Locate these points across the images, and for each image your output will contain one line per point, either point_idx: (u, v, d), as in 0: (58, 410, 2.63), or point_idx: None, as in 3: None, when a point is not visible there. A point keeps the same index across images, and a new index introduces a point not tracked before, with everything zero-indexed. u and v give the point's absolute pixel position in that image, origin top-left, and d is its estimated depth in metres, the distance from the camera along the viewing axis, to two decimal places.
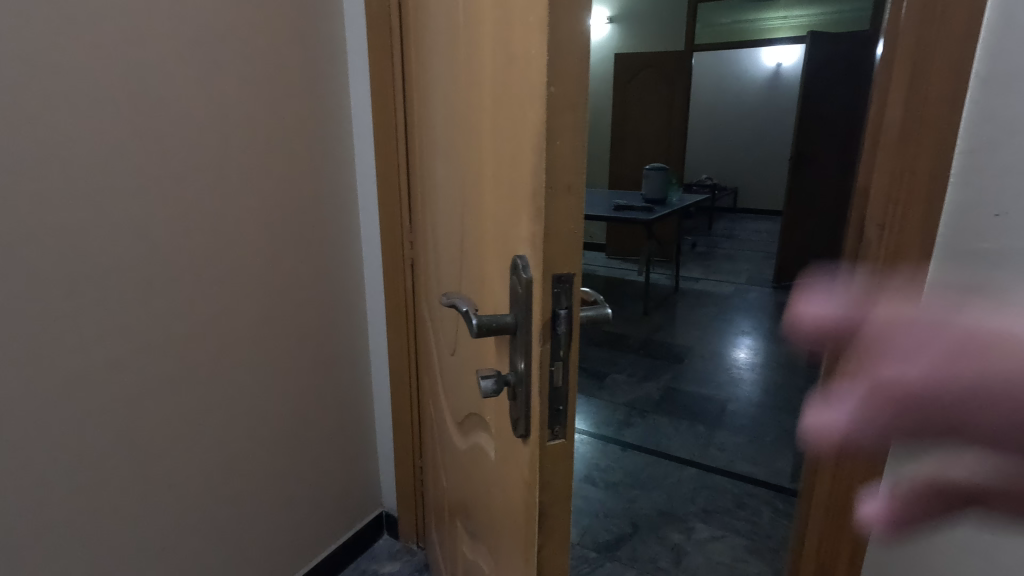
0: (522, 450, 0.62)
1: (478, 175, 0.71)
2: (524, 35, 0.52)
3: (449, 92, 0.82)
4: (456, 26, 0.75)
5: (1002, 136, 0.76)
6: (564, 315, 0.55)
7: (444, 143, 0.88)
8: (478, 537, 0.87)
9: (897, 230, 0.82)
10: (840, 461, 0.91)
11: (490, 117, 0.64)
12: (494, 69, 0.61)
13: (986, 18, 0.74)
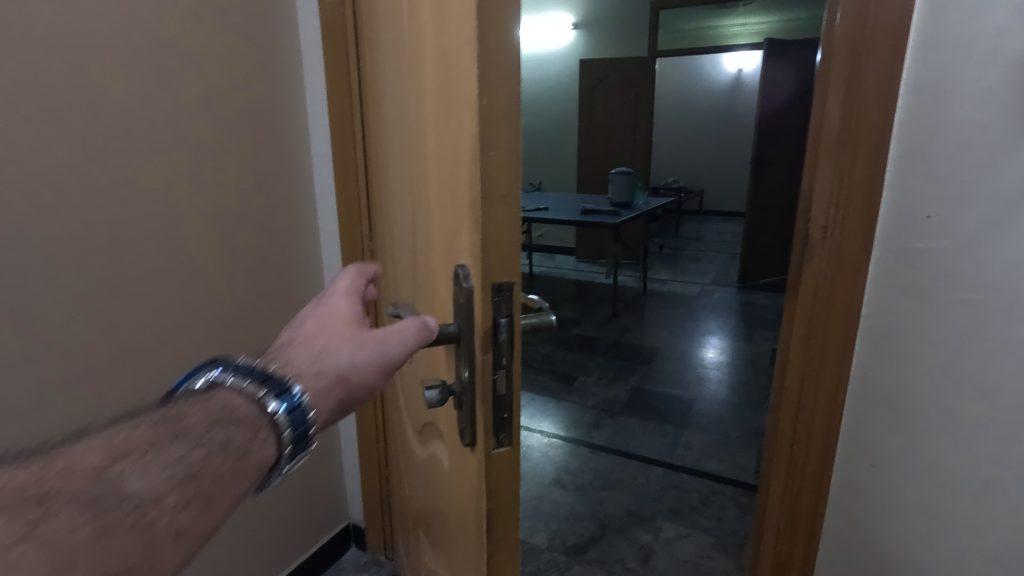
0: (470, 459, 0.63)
1: (425, 183, 0.71)
2: (457, 46, 0.53)
3: (398, 101, 0.82)
4: (403, 35, 0.75)
5: (931, 140, 0.80)
6: (505, 323, 0.57)
7: (396, 151, 0.88)
8: (438, 545, 0.87)
9: (839, 232, 0.86)
10: (795, 452, 0.97)
11: (433, 126, 0.65)
12: (434, 78, 0.62)
13: (913, 30, 0.78)
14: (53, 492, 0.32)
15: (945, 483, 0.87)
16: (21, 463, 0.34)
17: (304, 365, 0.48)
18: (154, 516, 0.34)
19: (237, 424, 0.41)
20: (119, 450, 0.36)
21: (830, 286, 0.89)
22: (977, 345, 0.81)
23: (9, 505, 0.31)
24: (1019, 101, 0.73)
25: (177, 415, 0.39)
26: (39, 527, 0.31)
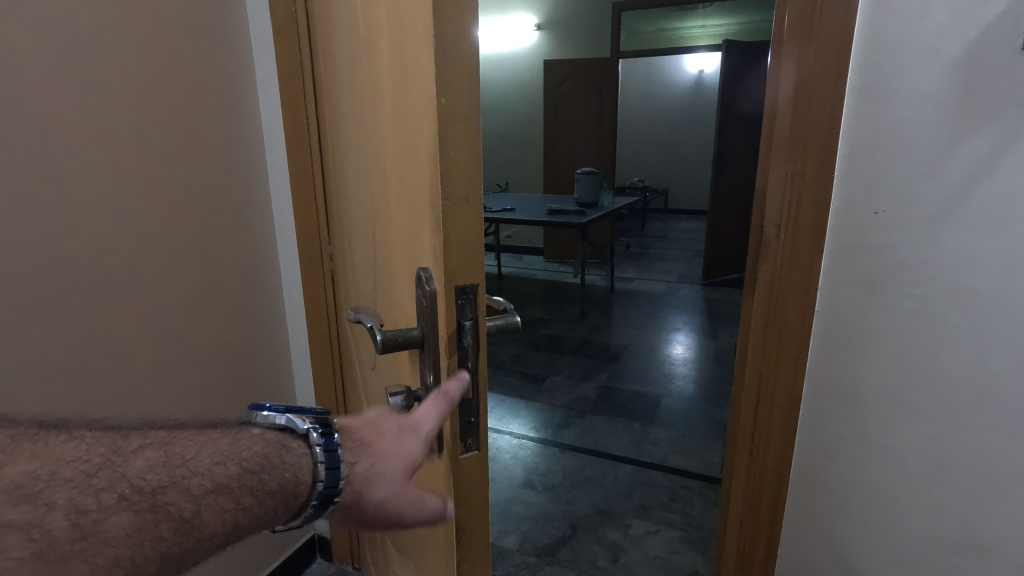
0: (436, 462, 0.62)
1: (386, 184, 0.69)
2: (415, 46, 0.52)
3: (356, 101, 0.80)
4: (357, 33, 0.73)
5: (875, 138, 0.82)
6: (469, 326, 0.56)
7: (354, 152, 0.86)
8: (406, 553, 0.86)
9: (791, 230, 0.90)
10: (754, 445, 1.01)
11: (391, 126, 0.63)
12: (391, 77, 0.60)
13: (857, 30, 0.81)
14: (164, 501, 0.38)
15: (897, 471, 0.89)
16: (159, 449, 0.40)
17: (364, 463, 0.51)
18: (202, 552, 0.39)
19: (292, 491, 0.45)
20: (219, 476, 0.41)
21: (785, 281, 0.92)
22: (920, 338, 0.83)
23: (138, 500, 0.37)
24: (952, 100, 0.75)
25: (267, 462, 0.44)
26: (145, 529, 0.36)
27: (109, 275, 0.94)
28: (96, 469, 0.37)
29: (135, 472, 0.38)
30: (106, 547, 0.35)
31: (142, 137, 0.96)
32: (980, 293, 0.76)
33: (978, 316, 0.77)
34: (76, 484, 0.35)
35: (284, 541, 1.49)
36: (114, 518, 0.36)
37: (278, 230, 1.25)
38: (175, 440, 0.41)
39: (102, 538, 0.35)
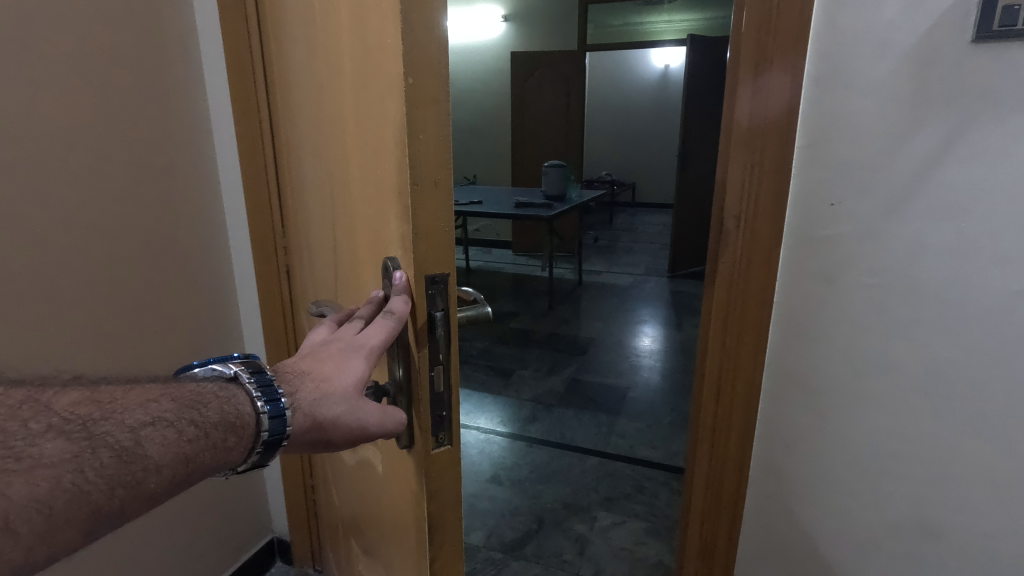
0: (407, 460, 0.60)
1: (344, 171, 0.66)
2: (376, 21, 0.50)
3: (311, 85, 0.76)
4: (312, 15, 0.70)
5: (831, 130, 0.82)
6: (441, 317, 0.54)
7: (310, 142, 0.82)
8: (371, 553, 0.84)
9: (751, 221, 0.88)
10: (715, 439, 1.00)
11: (351, 108, 0.60)
12: (350, 56, 0.57)
13: (813, 22, 0.80)
14: (100, 431, 0.36)
15: (851, 458, 0.92)
16: (84, 391, 0.38)
17: (307, 388, 0.49)
18: (152, 487, 0.37)
19: (237, 430, 0.43)
20: (156, 409, 0.39)
21: (745, 275, 0.91)
22: (876, 328, 0.85)
23: (71, 428, 0.35)
24: (907, 93, 0.76)
25: (205, 399, 0.43)
26: (82, 457, 0.35)
27: (47, 271, 0.89)
28: (20, 404, 0.35)
29: (61, 406, 0.36)
30: (42, 469, 0.33)
31: (80, 125, 0.91)
32: (935, 281, 0.79)
33: (934, 304, 0.80)
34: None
35: (241, 545, 1.45)
36: (45, 443, 0.34)
37: (229, 223, 1.20)
38: (102, 384, 0.40)
39: (37, 461, 0.33)
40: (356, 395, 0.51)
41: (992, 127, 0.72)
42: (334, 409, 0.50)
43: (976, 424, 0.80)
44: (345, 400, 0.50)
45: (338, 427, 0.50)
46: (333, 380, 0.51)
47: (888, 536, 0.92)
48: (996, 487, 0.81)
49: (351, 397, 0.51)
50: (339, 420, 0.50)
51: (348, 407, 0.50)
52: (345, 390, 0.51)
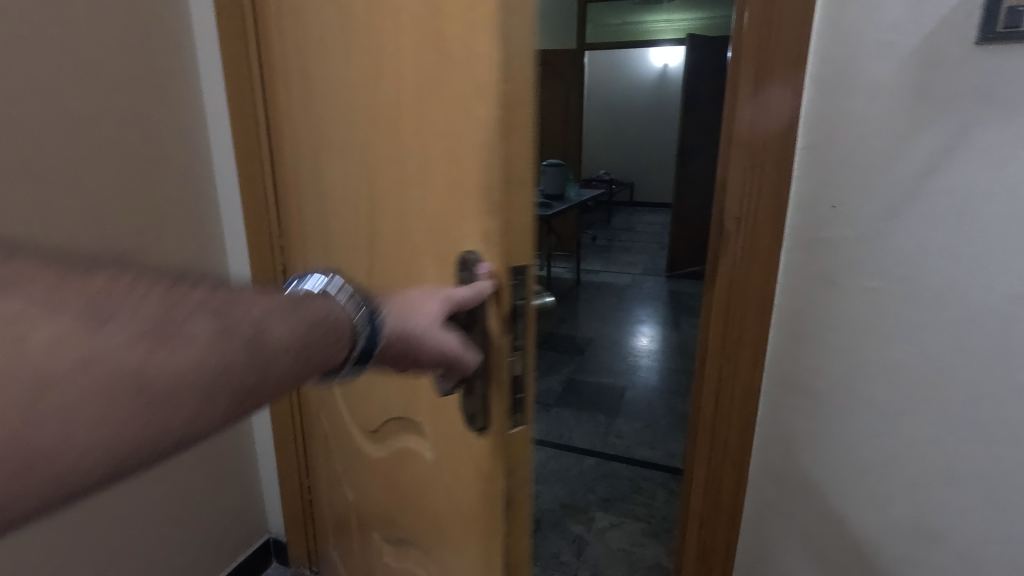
0: (476, 445, 0.59)
1: (392, 178, 0.66)
2: (465, 30, 0.50)
3: (337, 90, 0.76)
4: (344, 16, 0.69)
5: (832, 132, 0.82)
6: (524, 306, 0.53)
7: (331, 145, 0.82)
8: (408, 543, 0.84)
9: (751, 223, 0.88)
10: (714, 441, 1.00)
11: (410, 116, 0.60)
12: (417, 64, 0.57)
13: (816, 24, 0.80)
14: (238, 313, 0.40)
15: (852, 461, 0.91)
16: (220, 279, 0.43)
17: (394, 309, 0.52)
18: (279, 371, 0.42)
19: (345, 329, 0.47)
20: (280, 303, 0.44)
21: (744, 277, 0.90)
22: (876, 330, 0.84)
23: (215, 306, 0.40)
24: (908, 96, 0.75)
25: (313, 302, 0.47)
26: (226, 333, 0.39)
27: None
28: (173, 280, 0.39)
29: (206, 286, 0.41)
30: (195, 341, 0.37)
31: (74, 121, 0.90)
32: (935, 285, 0.78)
33: (932, 308, 0.79)
34: (160, 286, 0.38)
35: (238, 545, 1.45)
36: (196, 319, 0.38)
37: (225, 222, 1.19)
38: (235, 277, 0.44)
39: (189, 335, 0.37)
40: (440, 321, 0.52)
41: (991, 133, 0.71)
42: (418, 329, 0.51)
43: (978, 428, 0.80)
44: (428, 323, 0.51)
45: (422, 346, 0.51)
46: (419, 304, 0.52)
47: (889, 541, 0.91)
48: (999, 493, 0.80)
49: (435, 320, 0.51)
50: (422, 342, 0.51)
51: (428, 330, 0.51)
52: (429, 314, 0.52)
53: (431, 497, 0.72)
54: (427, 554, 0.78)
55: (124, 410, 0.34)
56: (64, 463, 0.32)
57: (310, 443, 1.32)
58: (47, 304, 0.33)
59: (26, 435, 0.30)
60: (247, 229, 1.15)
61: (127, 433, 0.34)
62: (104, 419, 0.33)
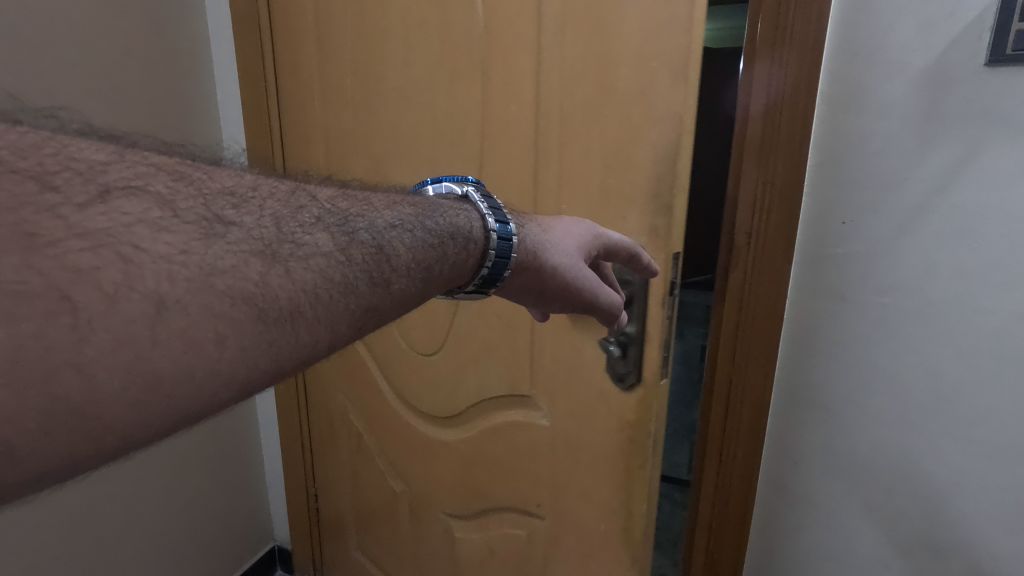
0: (629, 398, 0.88)
1: (525, 182, 0.93)
2: (646, 79, 0.78)
3: (442, 119, 1.01)
4: (479, 59, 0.94)
5: (844, 148, 0.82)
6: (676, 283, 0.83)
7: (417, 158, 1.06)
8: (502, 503, 1.10)
9: (762, 237, 0.87)
10: (722, 455, 0.98)
11: (559, 139, 0.88)
12: (585, 98, 0.84)
13: (828, 42, 0.80)
14: (359, 228, 0.47)
15: (858, 477, 0.91)
16: (338, 196, 0.50)
17: (543, 236, 0.69)
18: (397, 281, 0.49)
19: (465, 243, 0.58)
20: (394, 217, 0.51)
21: (755, 290, 0.89)
22: (887, 346, 0.84)
23: (334, 224, 0.46)
24: (920, 114, 0.76)
25: (432, 214, 0.56)
26: (349, 246, 0.46)
27: None
28: (296, 197, 0.46)
29: (326, 203, 0.47)
30: (317, 254, 0.43)
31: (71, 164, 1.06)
32: (947, 301, 0.79)
33: (943, 325, 0.80)
34: (280, 203, 0.44)
35: (242, 552, 1.53)
36: (317, 234, 0.44)
37: None
38: (350, 195, 0.51)
39: (316, 247, 0.43)
40: (579, 255, 0.72)
41: (1001, 149, 0.71)
42: (570, 254, 0.71)
43: (982, 445, 0.80)
44: (573, 253, 0.71)
45: (572, 267, 0.70)
46: (563, 239, 0.72)
47: (893, 557, 0.91)
48: (999, 509, 0.81)
49: (577, 252, 0.72)
50: (572, 266, 0.70)
51: (570, 258, 0.71)
52: (571, 246, 0.72)
53: (550, 470, 1.01)
54: (536, 514, 1.06)
55: (257, 321, 0.39)
56: (191, 384, 0.36)
57: (319, 447, 1.43)
58: (161, 223, 0.37)
59: (145, 359, 0.34)
60: None
61: (254, 348, 0.39)
62: (225, 339, 0.37)
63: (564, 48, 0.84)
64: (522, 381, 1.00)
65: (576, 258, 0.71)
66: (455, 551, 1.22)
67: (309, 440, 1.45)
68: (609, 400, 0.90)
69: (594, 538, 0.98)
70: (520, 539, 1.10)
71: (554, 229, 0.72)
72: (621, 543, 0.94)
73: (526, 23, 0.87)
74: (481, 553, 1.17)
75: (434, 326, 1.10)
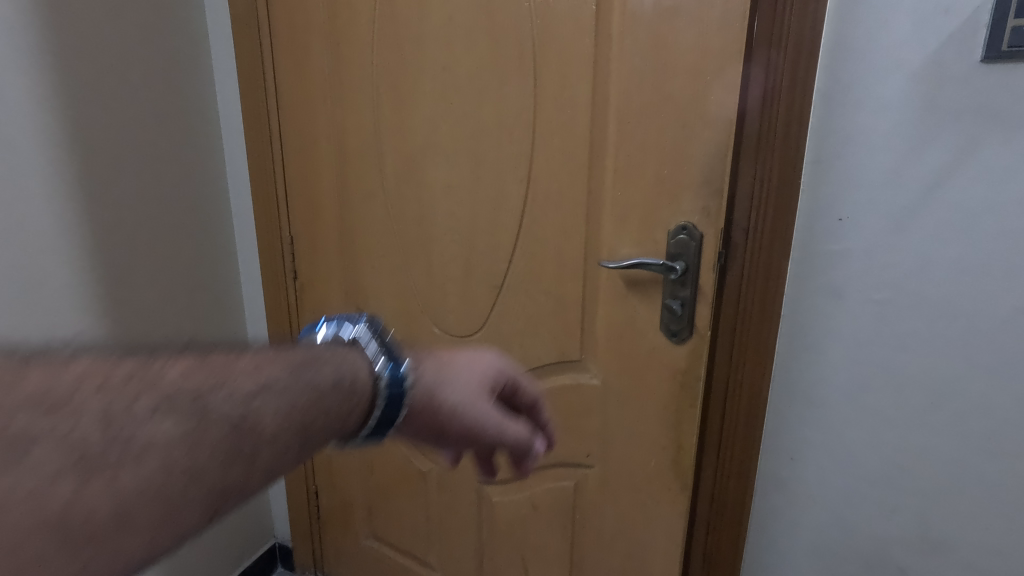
0: (678, 351, 0.96)
1: (564, 174, 0.97)
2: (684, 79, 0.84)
3: (461, 116, 1.03)
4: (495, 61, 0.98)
5: (839, 146, 0.81)
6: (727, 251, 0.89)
7: (458, 157, 1.05)
8: (548, 461, 1.15)
9: (759, 236, 0.87)
10: (720, 450, 0.99)
11: (617, 137, 0.91)
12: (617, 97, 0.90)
13: (825, 39, 0.79)
14: (209, 408, 0.43)
15: (855, 474, 0.92)
16: (193, 363, 0.45)
17: (432, 379, 0.59)
18: (260, 456, 0.45)
19: (349, 391, 0.52)
20: (260, 380, 0.46)
21: (751, 287, 0.90)
22: (884, 342, 0.85)
23: (179, 407, 0.42)
24: (915, 110, 0.76)
25: (312, 367, 0.50)
26: (192, 433, 0.41)
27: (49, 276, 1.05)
28: (133, 379, 0.41)
29: (173, 380, 0.43)
30: (148, 449, 0.39)
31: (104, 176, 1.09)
32: (942, 297, 0.79)
33: (941, 319, 0.80)
34: (111, 390, 0.40)
35: (244, 549, 1.52)
36: (153, 424, 0.40)
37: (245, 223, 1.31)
38: (211, 358, 0.46)
39: (150, 440, 0.40)
40: (480, 399, 0.61)
41: (997, 144, 0.72)
42: (462, 403, 0.60)
43: (984, 437, 0.82)
44: (473, 397, 0.61)
45: (463, 417, 0.60)
46: (461, 378, 0.62)
47: (892, 549, 0.92)
48: (996, 499, 0.83)
49: (478, 396, 0.61)
50: (464, 417, 0.60)
51: (464, 403, 0.60)
52: (467, 387, 0.61)
53: (601, 419, 1.08)
54: (584, 464, 1.12)
55: (64, 543, 0.36)
56: None
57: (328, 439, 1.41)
58: None
59: None
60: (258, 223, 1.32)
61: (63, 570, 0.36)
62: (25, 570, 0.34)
63: (624, 58, 0.88)
64: (570, 346, 1.06)
65: (471, 402, 0.60)
66: (487, 517, 1.25)
67: None
68: (658, 357, 0.98)
69: (647, 474, 1.05)
70: (566, 491, 1.15)
71: (450, 368, 0.62)
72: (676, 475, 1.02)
73: (577, 33, 0.90)
74: (523, 511, 1.21)
75: (476, 306, 1.11)
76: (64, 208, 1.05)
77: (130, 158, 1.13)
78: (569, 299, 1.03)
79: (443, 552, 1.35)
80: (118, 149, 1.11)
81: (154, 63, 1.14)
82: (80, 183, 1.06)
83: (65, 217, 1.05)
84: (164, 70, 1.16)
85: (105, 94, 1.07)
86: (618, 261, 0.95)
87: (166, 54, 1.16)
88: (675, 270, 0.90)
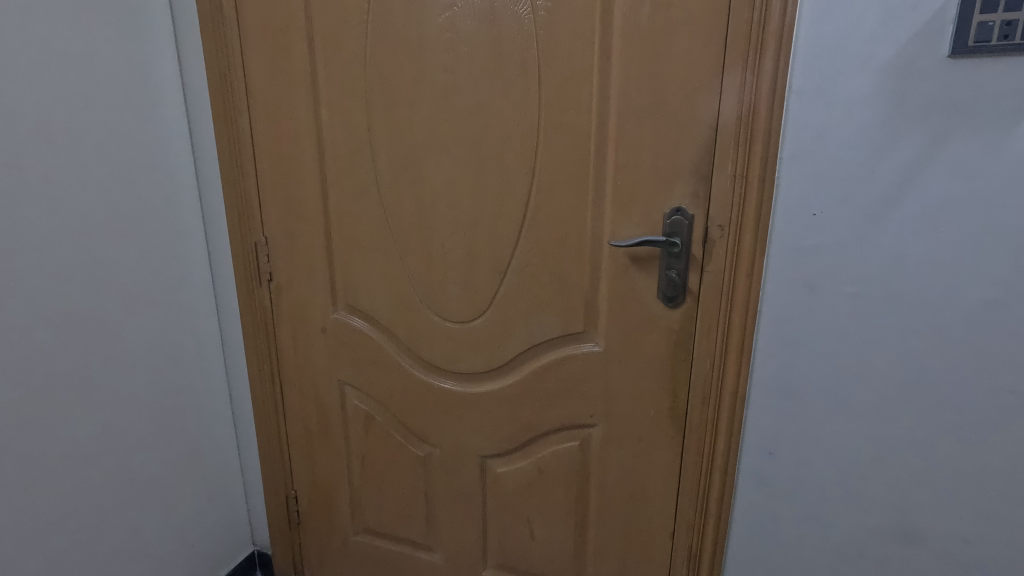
0: (673, 318, 0.99)
1: (556, 164, 0.99)
2: (672, 73, 0.89)
3: (447, 112, 1.03)
4: (482, 56, 0.99)
5: (815, 141, 0.82)
6: (716, 229, 0.91)
7: (459, 153, 1.05)
8: (552, 430, 1.14)
9: (735, 232, 0.90)
10: (704, 436, 1.02)
11: (613, 131, 0.94)
12: (605, 92, 0.94)
13: (799, 38, 0.80)
14: None
15: (835, 462, 0.93)
16: None
17: None
18: None
19: None
20: None
21: (731, 281, 0.92)
22: (860, 335, 0.86)
23: None
24: (886, 107, 0.78)
25: None
26: None
27: (58, 261, 1.00)
28: None
29: None
30: None
31: (112, 160, 1.08)
32: (915, 289, 0.82)
33: (913, 310, 0.82)
34: None
35: (223, 555, 1.44)
36: None
37: (225, 214, 1.24)
38: None
39: None
40: None
41: (964, 139, 0.75)
42: None
43: (953, 429, 0.84)
44: None
45: None
46: None
47: (868, 539, 0.94)
48: (968, 481, 0.85)
49: None
50: None
51: None
52: None
53: (603, 380, 1.07)
54: (587, 425, 1.11)
55: None
56: None
57: (313, 437, 1.36)
58: None
59: None
60: (230, 228, 1.25)
61: None
62: None
63: (624, 64, 0.91)
64: (571, 320, 1.06)
65: None
66: (489, 492, 1.24)
67: (286, 435, 1.39)
68: (653, 329, 1.01)
69: (644, 428, 1.07)
70: (572, 453, 1.14)
71: None
72: (673, 448, 1.06)
73: (568, 28, 0.92)
74: (525, 480, 1.20)
75: (473, 294, 1.11)
76: (33, 265, 0.97)
77: (105, 196, 1.07)
78: (563, 285, 1.05)
79: (443, 537, 1.32)
80: (76, 200, 1.02)
81: (101, 94, 1.05)
82: (33, 243, 0.96)
83: (21, 283, 0.95)
84: (119, 101, 1.08)
85: (64, 139, 0.99)
86: (621, 240, 0.98)
87: (116, 83, 1.07)
88: (676, 244, 0.93)
